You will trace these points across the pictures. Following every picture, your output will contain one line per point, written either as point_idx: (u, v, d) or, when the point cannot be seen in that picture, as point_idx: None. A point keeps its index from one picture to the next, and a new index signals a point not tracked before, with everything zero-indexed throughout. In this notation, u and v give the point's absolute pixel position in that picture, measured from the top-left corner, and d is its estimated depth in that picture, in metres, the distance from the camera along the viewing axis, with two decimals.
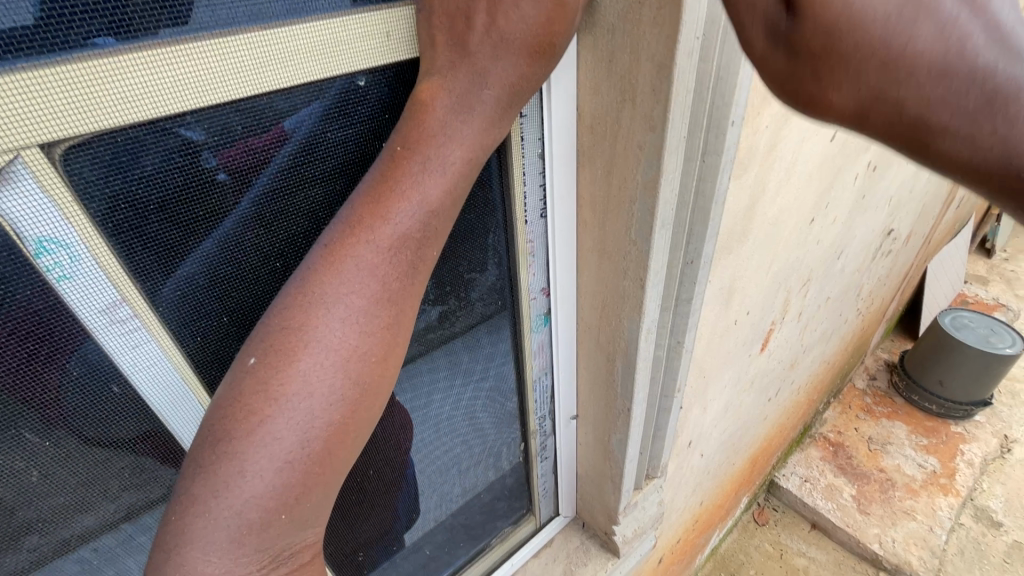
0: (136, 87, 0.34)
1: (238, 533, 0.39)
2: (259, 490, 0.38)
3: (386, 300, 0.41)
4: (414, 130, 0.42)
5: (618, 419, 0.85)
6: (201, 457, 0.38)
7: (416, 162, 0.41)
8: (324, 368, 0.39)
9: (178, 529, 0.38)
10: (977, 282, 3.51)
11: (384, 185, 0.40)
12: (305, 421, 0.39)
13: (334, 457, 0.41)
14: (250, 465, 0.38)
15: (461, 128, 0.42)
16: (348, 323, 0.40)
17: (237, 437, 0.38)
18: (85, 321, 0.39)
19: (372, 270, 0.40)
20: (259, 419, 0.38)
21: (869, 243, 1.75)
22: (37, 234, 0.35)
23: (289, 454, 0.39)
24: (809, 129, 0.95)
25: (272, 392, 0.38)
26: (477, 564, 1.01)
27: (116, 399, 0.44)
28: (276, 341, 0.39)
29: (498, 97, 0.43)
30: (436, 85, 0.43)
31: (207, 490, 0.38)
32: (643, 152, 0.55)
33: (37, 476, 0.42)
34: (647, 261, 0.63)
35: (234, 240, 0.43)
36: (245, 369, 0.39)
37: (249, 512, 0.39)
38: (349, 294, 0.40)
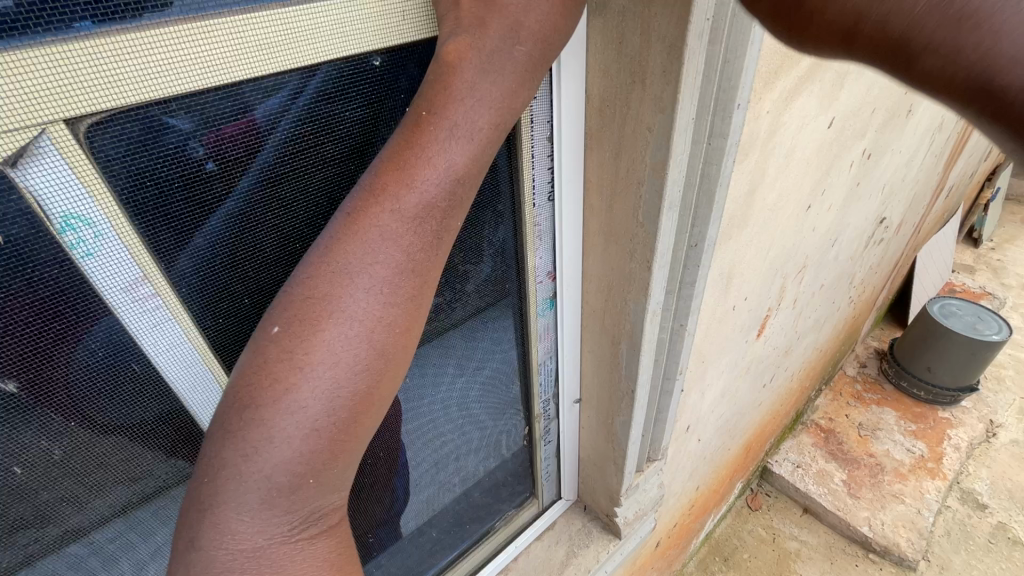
0: (160, 63, 0.35)
1: (268, 495, 0.40)
2: (286, 456, 0.39)
3: (410, 271, 0.41)
4: (438, 93, 0.40)
5: (622, 402, 0.86)
6: (229, 424, 0.39)
7: (445, 128, 0.40)
8: (349, 338, 0.39)
9: (212, 490, 0.39)
10: (965, 271, 3.57)
11: (409, 153, 0.40)
12: (330, 390, 0.39)
13: (359, 424, 0.41)
14: (278, 432, 0.38)
15: (490, 91, 0.42)
16: (371, 293, 0.40)
17: (263, 404, 0.38)
18: (108, 299, 0.39)
19: (396, 239, 0.40)
20: (284, 387, 0.38)
21: (862, 231, 1.78)
22: (62, 211, 0.35)
23: (315, 422, 0.39)
24: (807, 115, 0.96)
25: (298, 361, 0.38)
26: (481, 547, 1.03)
27: (137, 378, 0.44)
28: (299, 310, 0.39)
29: (531, 53, 0.43)
30: (457, 51, 0.41)
31: (235, 454, 0.39)
32: (652, 135, 0.56)
33: (59, 456, 0.43)
34: (653, 244, 0.64)
35: (253, 218, 0.44)
36: (269, 338, 0.39)
37: (277, 476, 0.39)
38: (373, 264, 0.40)
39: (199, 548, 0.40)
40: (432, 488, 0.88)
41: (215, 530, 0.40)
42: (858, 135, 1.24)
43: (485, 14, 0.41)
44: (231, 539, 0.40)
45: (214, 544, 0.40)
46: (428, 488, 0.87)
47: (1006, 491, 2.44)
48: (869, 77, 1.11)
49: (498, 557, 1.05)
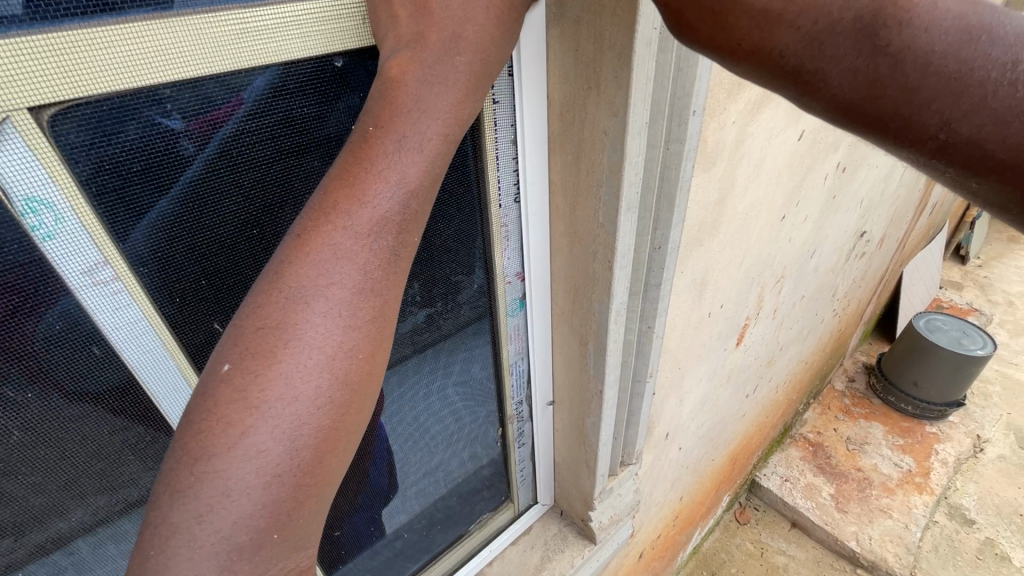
0: (124, 57, 0.37)
1: (228, 559, 0.40)
2: (246, 508, 0.40)
3: (368, 291, 0.44)
4: (382, 106, 0.43)
5: (591, 402, 0.87)
6: (178, 481, 0.39)
7: (393, 141, 0.43)
8: (307, 367, 0.41)
9: (161, 565, 0.39)
10: (951, 287, 3.61)
11: (360, 170, 0.42)
12: (292, 428, 0.41)
13: (324, 465, 0.43)
14: (235, 482, 0.40)
15: (435, 103, 0.43)
16: (329, 316, 0.42)
17: (216, 453, 0.39)
18: (69, 280, 0.41)
19: (351, 258, 0.42)
20: (240, 430, 0.39)
21: (842, 244, 1.81)
22: (24, 194, 0.37)
23: (276, 466, 0.40)
24: (775, 127, 0.99)
25: (252, 400, 0.40)
26: (453, 551, 1.03)
27: (97, 360, 0.45)
28: (251, 345, 0.40)
29: (471, 63, 0.45)
30: (406, 58, 0.43)
31: (188, 516, 0.39)
32: (608, 137, 0.58)
33: (18, 438, 0.43)
34: (614, 244, 0.66)
35: (217, 209, 0.46)
36: (221, 376, 0.40)
37: (237, 535, 0.40)
38: (328, 285, 0.42)
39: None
40: (405, 491, 0.88)
41: None
42: (831, 148, 1.28)
43: (422, 29, 0.43)
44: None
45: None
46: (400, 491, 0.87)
47: (994, 507, 2.43)
48: None
49: (471, 562, 1.05)
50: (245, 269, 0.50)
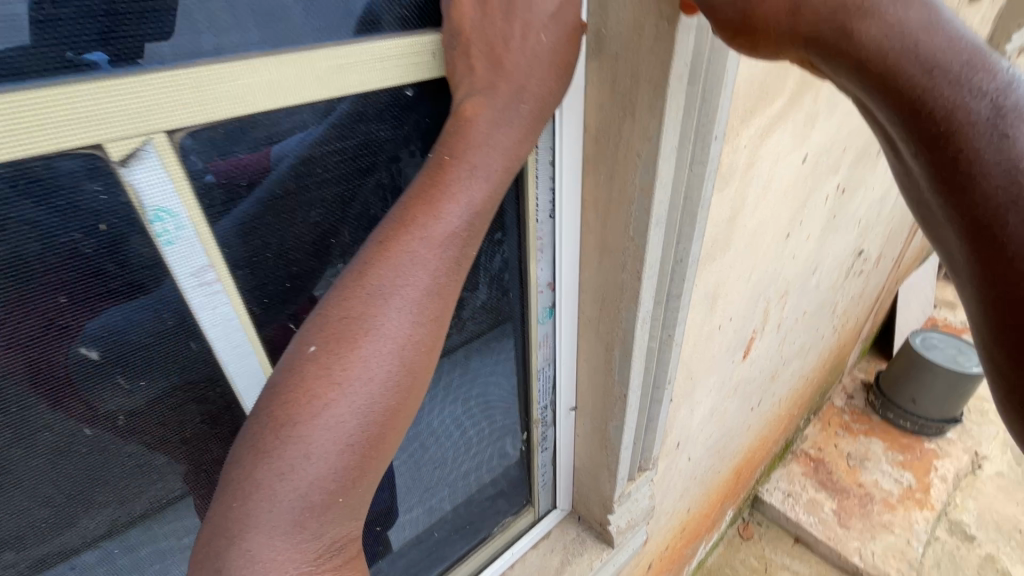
0: (242, 87, 0.43)
1: (300, 516, 0.44)
2: (321, 472, 0.44)
3: (435, 292, 0.49)
4: (460, 142, 0.49)
5: (615, 406, 0.93)
6: (263, 443, 0.43)
7: (465, 169, 0.49)
8: (383, 354, 0.46)
9: (242, 515, 0.42)
10: (945, 306, 3.70)
11: (438, 190, 0.48)
12: (365, 405, 0.45)
13: (384, 440, 0.47)
14: (314, 448, 0.44)
15: (503, 140, 0.50)
16: (403, 313, 0.47)
17: (300, 420, 0.43)
18: (178, 280, 0.46)
19: (424, 264, 0.47)
20: (322, 402, 0.44)
21: (841, 262, 1.88)
22: (155, 204, 0.43)
23: (350, 436, 0.45)
24: (782, 150, 1.07)
25: (334, 376, 0.44)
26: (477, 553, 1.07)
27: (193, 354, 0.50)
28: (335, 330, 0.45)
29: (532, 110, 0.52)
30: (478, 101, 0.50)
31: (271, 473, 0.43)
32: (641, 159, 0.64)
33: (123, 422, 0.49)
34: (643, 255, 0.72)
35: (299, 217, 0.52)
36: (307, 356, 0.45)
37: (311, 495, 0.44)
38: (403, 286, 0.47)
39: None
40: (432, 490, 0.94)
41: (245, 556, 0.42)
42: (831, 170, 1.35)
43: (496, 80, 0.50)
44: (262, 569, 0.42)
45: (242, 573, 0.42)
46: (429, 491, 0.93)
47: (994, 522, 2.42)
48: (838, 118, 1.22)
49: (494, 563, 1.09)
50: (320, 273, 0.56)
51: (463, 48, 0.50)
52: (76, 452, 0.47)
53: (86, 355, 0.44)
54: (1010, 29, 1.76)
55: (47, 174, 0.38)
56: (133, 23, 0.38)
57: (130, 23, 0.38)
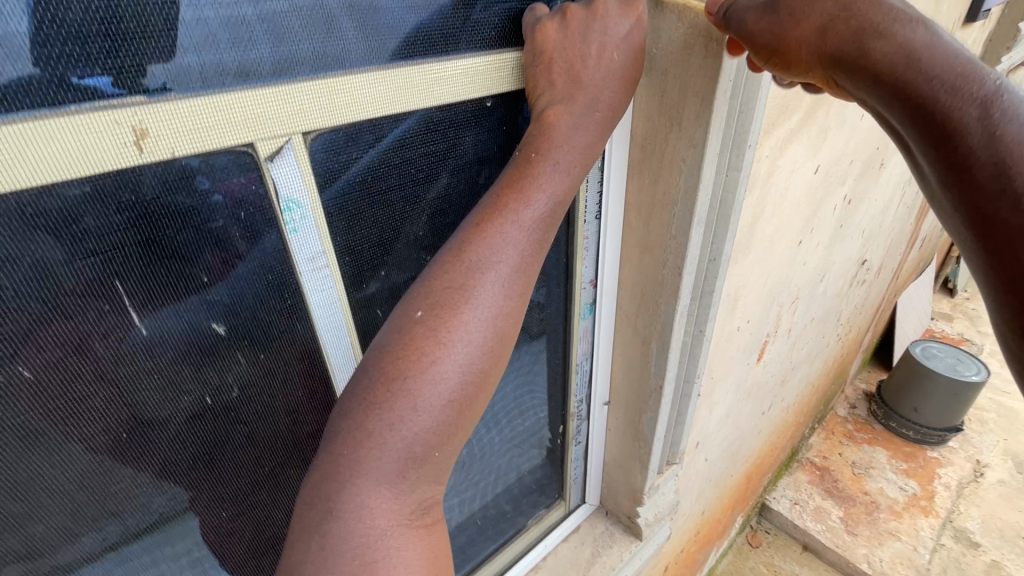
0: (364, 95, 0.50)
1: (402, 466, 0.47)
2: (426, 424, 0.47)
3: (523, 270, 0.53)
4: (544, 143, 0.56)
5: (650, 398, 0.99)
6: (375, 394, 0.46)
7: (549, 164, 0.55)
8: (480, 321, 0.50)
9: (354, 461, 0.46)
10: (943, 318, 3.78)
11: (526, 180, 0.54)
12: (464, 366, 0.49)
13: (474, 402, 0.50)
14: (421, 402, 0.47)
15: (578, 142, 0.57)
16: (497, 286, 0.51)
17: (411, 375, 0.47)
18: (297, 264, 0.53)
19: (515, 243, 0.53)
20: (430, 359, 0.47)
21: (846, 270, 1.96)
22: (287, 195, 0.49)
23: (450, 394, 0.48)
24: (798, 161, 1.15)
25: (441, 337, 0.48)
26: (513, 544, 1.11)
27: (300, 333, 0.56)
28: (440, 297, 0.49)
29: (605, 117, 0.59)
30: (559, 109, 0.57)
31: (382, 423, 0.46)
32: (686, 164, 0.72)
33: (237, 392, 0.54)
34: (684, 252, 0.79)
35: (396, 210, 0.59)
36: (414, 321, 0.48)
37: (414, 445, 0.47)
38: (498, 262, 0.51)
39: (338, 520, 0.45)
40: (472, 479, 0.99)
41: (353, 499, 0.46)
42: (839, 182, 1.43)
43: (574, 91, 0.57)
44: (368, 513, 0.46)
45: (352, 517, 0.45)
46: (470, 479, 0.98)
47: (998, 530, 2.44)
48: (846, 134, 1.31)
49: (528, 555, 1.13)
50: (407, 262, 0.63)
51: (546, 65, 0.58)
52: (201, 421, 0.53)
53: (216, 329, 0.50)
54: (999, 52, 1.87)
55: (208, 168, 0.44)
56: (137, 43, 0.38)
57: (134, 42, 0.38)
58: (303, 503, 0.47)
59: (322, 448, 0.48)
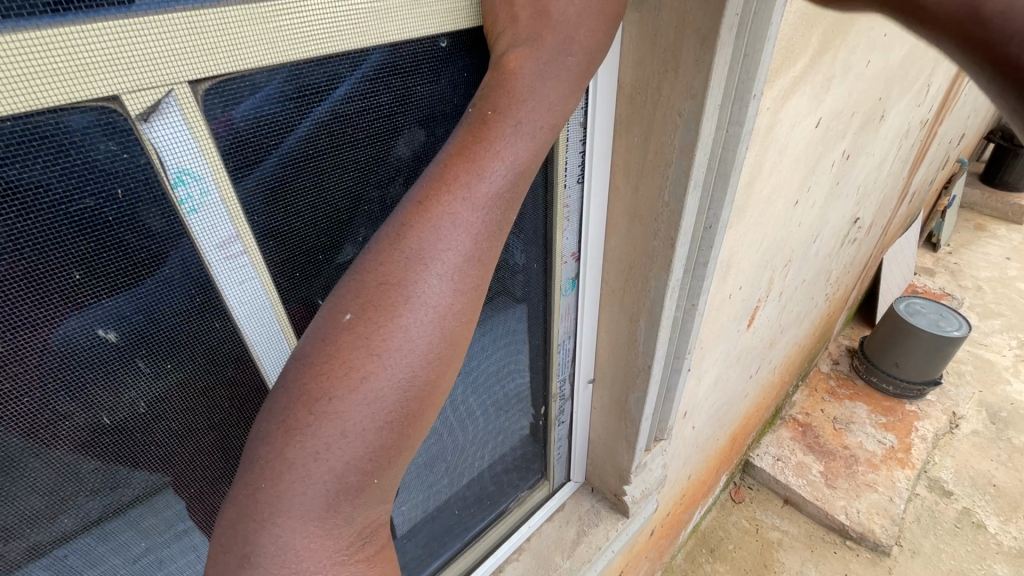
0: (271, 32, 0.39)
1: (335, 499, 0.40)
2: (358, 451, 0.40)
3: (477, 259, 0.44)
4: (505, 96, 0.45)
5: (636, 377, 0.93)
6: (295, 418, 0.38)
7: (510, 124, 0.45)
8: (424, 324, 0.41)
9: (273, 498, 0.39)
10: (926, 273, 3.76)
11: (481, 145, 0.44)
12: (404, 379, 0.40)
13: (421, 417, 0.42)
14: (351, 426, 0.39)
15: (548, 94, 0.46)
16: (444, 280, 0.42)
17: (337, 394, 0.38)
18: (204, 253, 0.42)
19: (466, 227, 0.43)
20: (361, 375, 0.39)
21: (839, 229, 1.88)
22: (177, 165, 0.38)
23: (388, 414, 0.40)
24: (799, 114, 1.04)
25: (374, 347, 0.39)
26: (496, 528, 1.07)
27: (218, 333, 0.47)
28: (373, 296, 0.40)
29: (580, 64, 0.48)
30: (524, 55, 0.46)
31: (305, 452, 0.38)
32: (682, 118, 0.61)
33: (145, 407, 0.45)
34: (678, 221, 0.69)
35: (333, 181, 0.48)
36: (341, 326, 0.40)
37: (348, 475, 0.40)
38: (445, 251, 0.42)
39: (256, 568, 0.39)
40: (447, 469, 0.92)
41: (276, 541, 0.39)
42: (839, 136, 1.33)
43: (542, 30, 0.46)
44: (294, 558, 0.39)
45: (273, 564, 0.39)
46: (444, 469, 0.91)
47: (970, 478, 2.48)
48: (850, 81, 1.20)
49: (511, 538, 1.10)
50: (353, 243, 0.53)
51: None
52: (99, 443, 0.43)
53: (105, 337, 0.40)
54: None
55: (59, 131, 0.33)
56: None
57: None
58: (218, 544, 0.40)
59: (239, 479, 0.40)
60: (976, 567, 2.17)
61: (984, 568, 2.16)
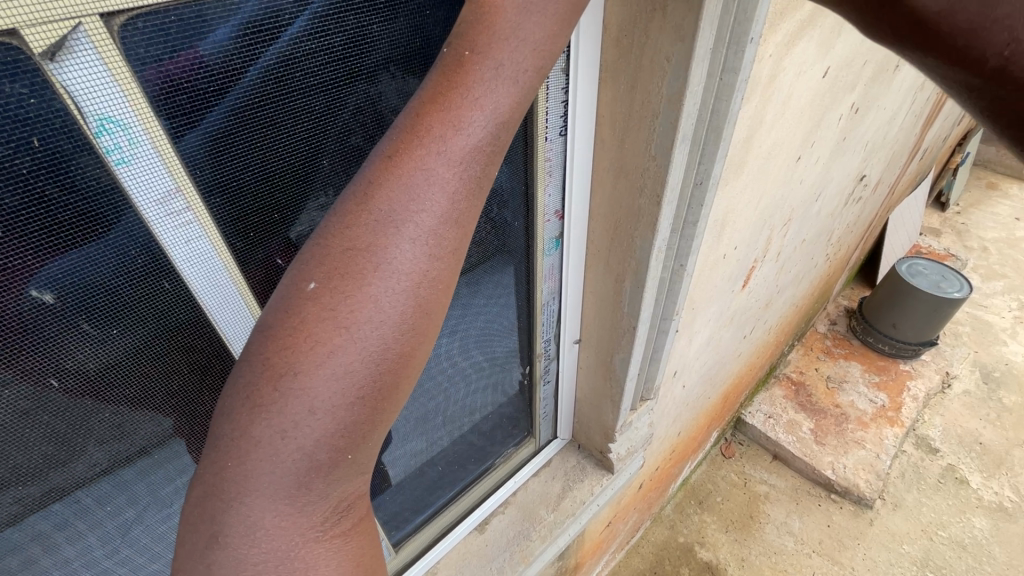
0: None
1: (306, 475, 0.39)
2: (328, 429, 0.38)
3: (455, 221, 0.41)
4: (482, 35, 0.40)
5: (622, 338, 0.91)
6: (258, 393, 0.37)
7: (490, 68, 0.41)
8: (395, 292, 0.38)
9: (240, 477, 0.38)
10: (931, 233, 3.69)
11: (455, 93, 0.40)
12: (376, 351, 0.38)
13: (396, 391, 0.40)
14: (319, 403, 0.37)
15: (534, 31, 0.42)
16: (418, 244, 0.39)
17: (302, 369, 0.36)
18: (142, 209, 0.40)
19: (443, 184, 0.40)
20: (327, 350, 0.37)
21: (843, 187, 1.81)
22: (96, 111, 0.35)
23: (359, 389, 0.38)
24: (806, 61, 0.97)
25: (341, 319, 0.37)
26: (479, 483, 1.09)
27: (169, 295, 0.45)
28: (339, 262, 0.38)
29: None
30: None
31: (271, 429, 0.37)
32: (670, 64, 0.56)
33: (94, 369, 0.43)
34: (665, 176, 0.65)
35: (285, 132, 0.45)
36: (306, 295, 0.37)
37: (318, 453, 0.38)
38: (419, 212, 0.39)
39: (224, 548, 0.38)
40: (431, 427, 0.92)
41: (245, 521, 0.38)
42: (849, 87, 1.26)
43: None
44: (263, 536, 0.38)
45: (242, 544, 0.38)
46: (428, 427, 0.91)
47: (957, 436, 2.52)
48: (863, 27, 1.12)
49: (494, 493, 1.12)
50: (310, 199, 0.50)
51: None
52: (45, 406, 0.42)
53: (40, 299, 0.38)
54: None
55: None
56: None
57: None
58: (186, 522, 0.40)
59: (205, 457, 0.40)
60: (956, 520, 2.23)
61: (963, 521, 2.23)
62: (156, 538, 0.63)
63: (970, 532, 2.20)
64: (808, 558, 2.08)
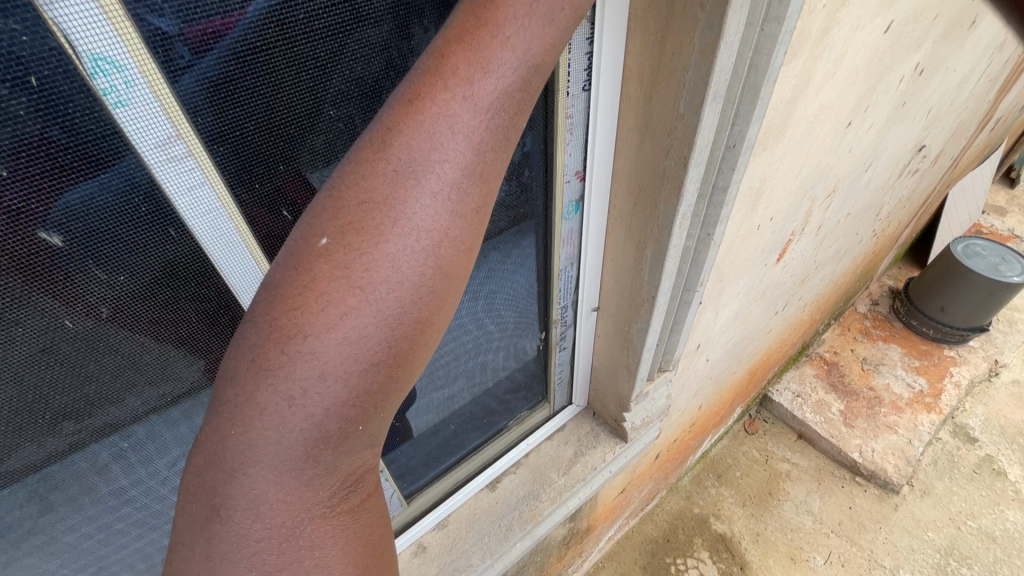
0: None
1: (314, 449, 0.39)
2: (339, 397, 0.38)
3: (476, 175, 0.39)
4: None
5: (641, 308, 0.89)
6: (266, 358, 0.37)
7: (522, 5, 0.38)
8: (413, 250, 0.37)
9: (244, 446, 0.38)
10: (996, 212, 3.42)
11: (483, 31, 0.37)
12: (391, 312, 0.37)
13: (411, 359, 0.40)
14: (330, 368, 0.37)
15: None
16: (438, 200, 0.38)
17: (311, 332, 0.36)
18: (143, 153, 0.40)
19: (467, 133, 0.38)
20: (340, 311, 0.36)
21: (899, 157, 1.68)
22: (90, 50, 0.34)
23: (373, 354, 0.37)
24: (866, 13, 0.88)
25: (355, 279, 0.36)
26: (493, 443, 1.11)
27: (176, 242, 0.46)
28: (353, 216, 0.36)
29: None
30: None
31: (278, 396, 0.37)
32: (704, 12, 0.51)
33: (107, 313, 0.45)
34: (694, 137, 0.61)
35: (293, 79, 0.43)
36: (317, 251, 0.36)
37: (328, 423, 0.39)
38: (440, 162, 0.37)
39: (227, 521, 0.40)
40: (446, 389, 0.93)
41: (249, 493, 0.39)
42: (914, 45, 1.15)
43: None
44: (267, 511, 0.40)
45: (246, 518, 0.40)
46: (442, 389, 0.92)
47: (999, 427, 2.40)
48: None
49: (508, 454, 1.13)
50: (320, 152, 0.49)
51: None
52: (62, 347, 0.44)
53: (48, 242, 0.38)
54: None
55: None
56: None
57: None
58: (188, 492, 0.41)
59: (208, 424, 0.40)
60: (988, 511, 2.15)
61: (996, 513, 2.14)
62: (170, 486, 0.66)
63: (1002, 524, 2.11)
64: (826, 538, 2.06)
